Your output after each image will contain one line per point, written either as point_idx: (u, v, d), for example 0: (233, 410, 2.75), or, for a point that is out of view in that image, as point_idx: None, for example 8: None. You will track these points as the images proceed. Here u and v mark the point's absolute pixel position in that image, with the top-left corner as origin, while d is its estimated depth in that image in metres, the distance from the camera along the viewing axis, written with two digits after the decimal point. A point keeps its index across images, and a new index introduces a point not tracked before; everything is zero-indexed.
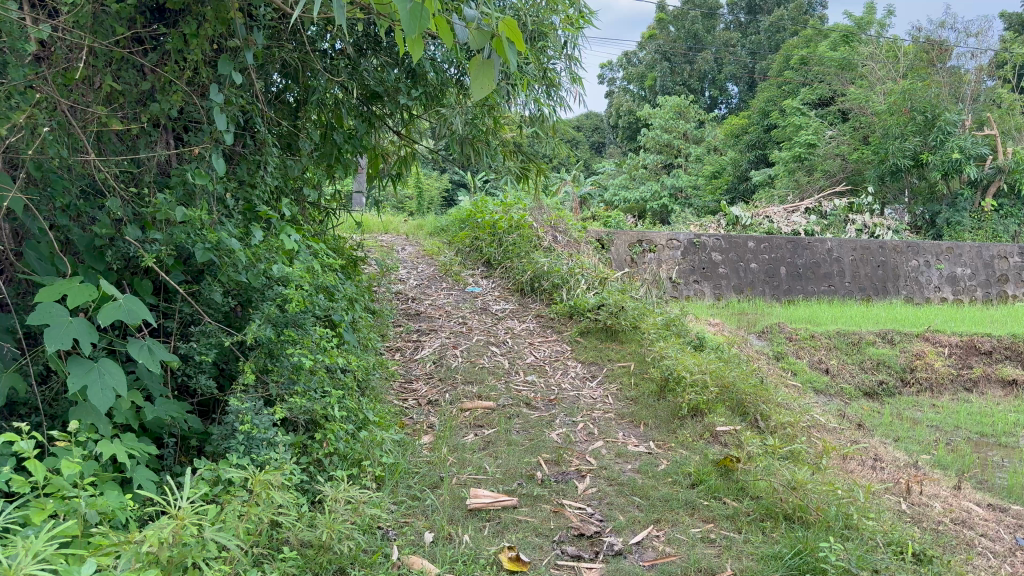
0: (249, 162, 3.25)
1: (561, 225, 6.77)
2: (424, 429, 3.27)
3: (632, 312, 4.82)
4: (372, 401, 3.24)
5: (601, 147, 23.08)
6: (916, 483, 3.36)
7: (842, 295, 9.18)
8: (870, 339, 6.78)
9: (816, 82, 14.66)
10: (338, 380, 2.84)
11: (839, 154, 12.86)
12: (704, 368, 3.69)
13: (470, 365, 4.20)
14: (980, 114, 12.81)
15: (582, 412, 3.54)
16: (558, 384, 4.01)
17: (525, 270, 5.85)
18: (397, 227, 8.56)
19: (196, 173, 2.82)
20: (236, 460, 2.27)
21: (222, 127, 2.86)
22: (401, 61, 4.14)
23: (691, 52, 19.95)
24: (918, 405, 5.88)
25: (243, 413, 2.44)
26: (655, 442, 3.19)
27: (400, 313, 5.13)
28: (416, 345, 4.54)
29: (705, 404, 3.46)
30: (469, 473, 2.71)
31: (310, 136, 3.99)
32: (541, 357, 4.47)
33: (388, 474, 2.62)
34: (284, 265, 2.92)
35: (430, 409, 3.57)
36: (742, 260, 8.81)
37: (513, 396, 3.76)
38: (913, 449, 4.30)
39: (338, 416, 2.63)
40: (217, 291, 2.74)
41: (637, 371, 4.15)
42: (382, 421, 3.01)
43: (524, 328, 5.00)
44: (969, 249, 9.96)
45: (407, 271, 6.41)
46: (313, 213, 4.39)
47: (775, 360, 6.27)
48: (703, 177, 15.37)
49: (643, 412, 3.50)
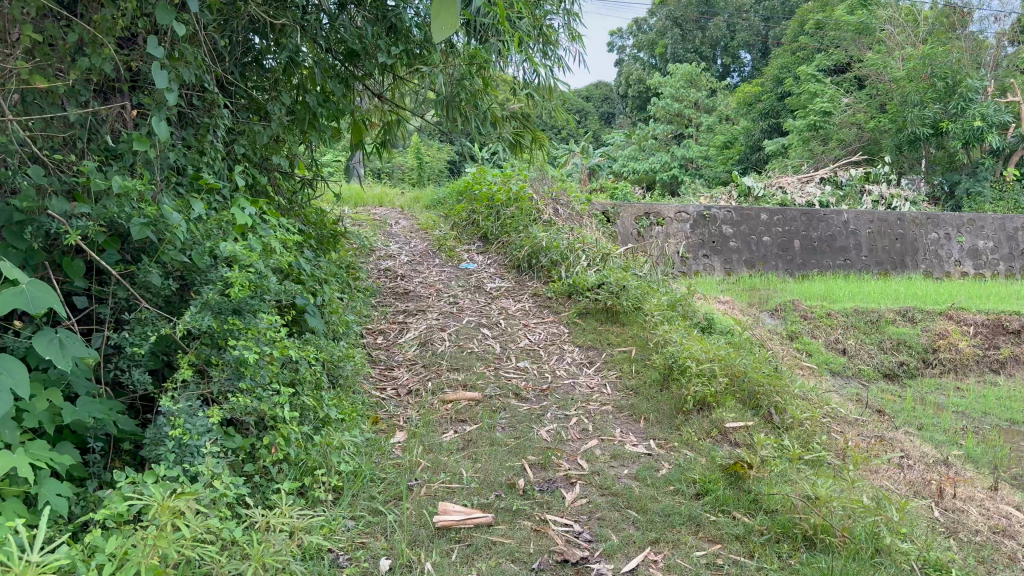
0: (203, 127, 2.87)
1: (563, 197, 6.38)
2: (399, 425, 2.94)
3: (635, 292, 4.45)
4: (341, 395, 2.90)
5: (610, 117, 22.53)
6: (950, 485, 3.01)
7: (858, 270, 8.78)
8: (889, 317, 6.39)
9: (833, 47, 14.08)
10: (296, 375, 2.49)
11: (855, 123, 12.37)
12: (712, 355, 3.33)
13: (457, 350, 3.86)
14: (1003, 81, 12.26)
15: (577, 405, 3.20)
16: (553, 372, 3.67)
17: (522, 245, 5.48)
18: (393, 199, 8.19)
19: (134, 139, 2.46)
20: (161, 473, 1.94)
21: (163, 85, 2.48)
22: (382, 15, 3.74)
23: (703, 18, 19.29)
24: (941, 388, 5.54)
25: (174, 415, 2.11)
26: (656, 441, 2.85)
27: (386, 292, 4.79)
28: (400, 327, 4.20)
29: (713, 397, 3.11)
30: (442, 482, 2.38)
31: (282, 99, 3.64)
32: (536, 341, 4.12)
33: (347, 484, 2.29)
34: (236, 241, 2.56)
35: (410, 401, 3.24)
36: (754, 233, 8.41)
37: (501, 386, 3.43)
38: (941, 441, 3.95)
39: (290, 417, 2.29)
40: (155, 273, 2.38)
41: (639, 357, 3.80)
42: (350, 420, 2.68)
43: (519, 308, 4.66)
44: (992, 221, 9.51)
45: (398, 245, 6.07)
46: (288, 185, 4.02)
47: (788, 339, 5.94)
48: (715, 147, 14.89)
49: (644, 406, 3.15)
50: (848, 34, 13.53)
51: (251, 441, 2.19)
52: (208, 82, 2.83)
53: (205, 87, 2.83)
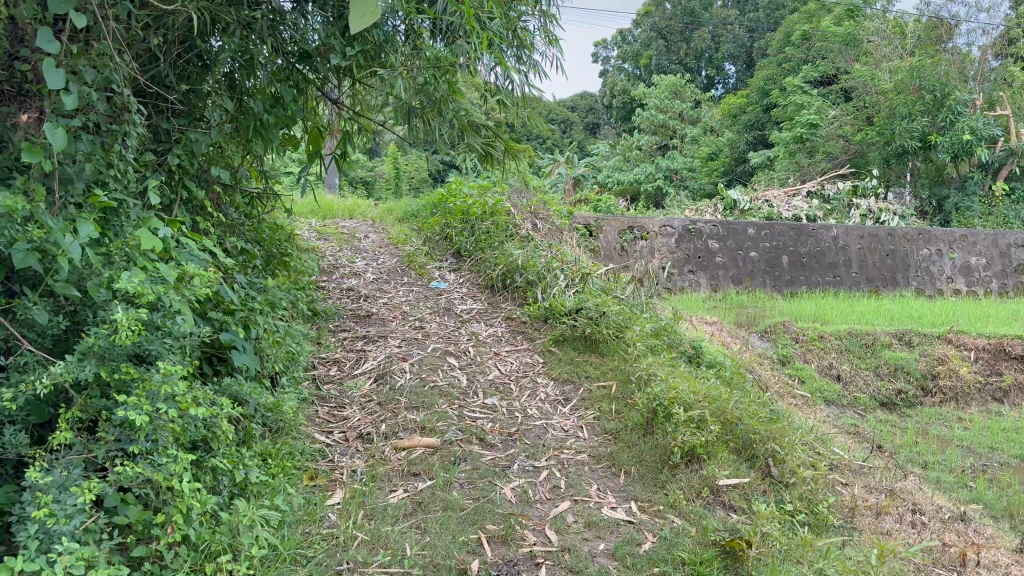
0: (112, 135, 2.44)
1: (543, 211, 6.00)
2: (340, 481, 2.54)
3: (616, 318, 4.06)
4: (271, 447, 2.49)
5: (595, 128, 22.27)
6: (973, 552, 2.64)
7: (848, 287, 8.46)
8: (886, 341, 6.04)
9: (818, 59, 13.70)
10: (209, 431, 2.09)
11: (842, 135, 12.11)
12: (702, 396, 2.95)
13: (418, 384, 3.46)
14: (992, 94, 12.01)
15: (549, 454, 2.82)
16: (523, 412, 3.28)
17: (496, 264, 5.09)
18: (365, 210, 7.80)
19: (24, 149, 2.04)
20: (16, 567, 1.55)
21: (57, 86, 2.04)
22: (340, 14, 3.37)
23: (688, 29, 19.10)
24: (942, 419, 5.22)
25: (41, 491, 1.72)
26: (638, 502, 2.49)
27: (347, 315, 4.38)
28: (358, 356, 3.78)
29: (703, 447, 2.73)
30: (378, 565, 2.02)
31: (222, 106, 3.21)
32: (507, 373, 3.73)
33: (262, 570, 1.91)
34: (141, 271, 2.16)
35: (358, 448, 2.83)
36: (741, 249, 8.08)
37: (465, 428, 3.03)
38: (950, 487, 3.60)
39: (194, 488, 1.90)
40: (38, 310, 1.98)
41: (620, 394, 3.42)
42: (276, 482, 2.28)
43: (491, 334, 4.26)
44: (984, 237, 9.22)
45: (365, 261, 5.67)
46: (233, 200, 3.62)
47: (779, 364, 5.62)
48: (699, 159, 14.63)
49: (624, 457, 2.77)
50: (836, 46, 13.28)
51: (144, 517, 1.81)
52: (119, 83, 2.40)
53: (116, 88, 2.40)
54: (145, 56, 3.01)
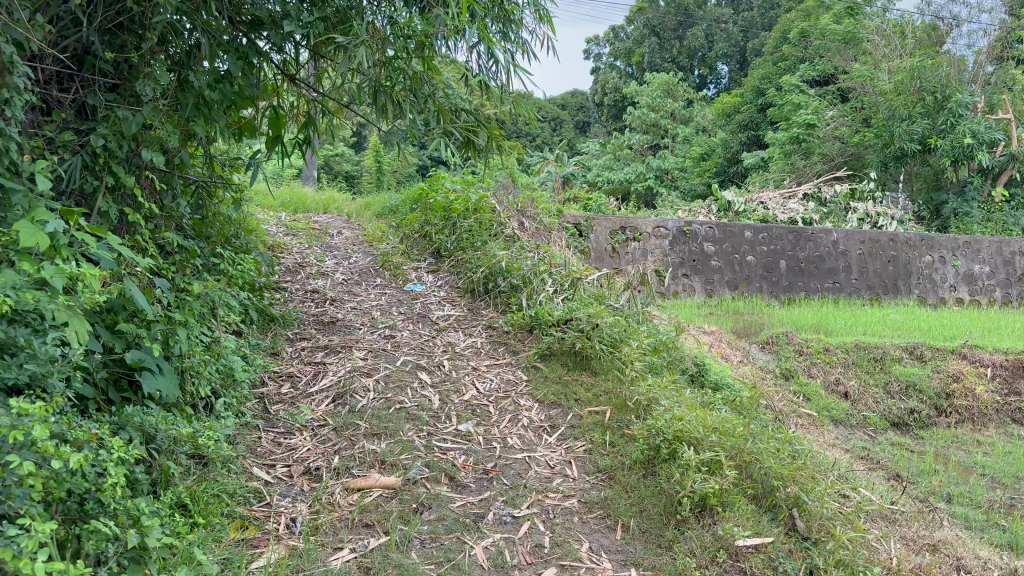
0: None
1: (530, 209, 5.52)
2: (276, 533, 2.10)
3: (610, 331, 3.59)
4: (190, 493, 2.05)
5: (586, 126, 21.90)
6: None
7: (849, 294, 8.03)
8: (896, 355, 5.62)
9: (816, 57, 13.29)
10: (91, 483, 1.65)
11: (839, 137, 11.72)
12: (713, 433, 2.53)
13: (382, 406, 2.98)
14: (992, 97, 11.45)
15: (531, 499, 2.39)
16: (503, 442, 2.81)
17: (478, 266, 4.61)
18: (341, 204, 7.32)
19: None
20: None
21: None
22: None
23: (681, 28, 18.76)
24: (959, 443, 4.80)
25: None
26: (639, 570, 2.11)
27: (310, 322, 3.90)
28: (316, 371, 3.28)
29: (718, 496, 2.32)
30: None
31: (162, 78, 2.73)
32: (485, 394, 3.26)
33: None
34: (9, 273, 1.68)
35: (303, 488, 2.36)
36: (738, 252, 7.66)
37: (432, 462, 2.57)
38: (985, 531, 3.16)
39: (57, 568, 1.42)
40: None
41: (616, 422, 2.97)
42: (185, 545, 1.84)
43: (469, 345, 3.79)
44: (988, 244, 8.86)
45: (335, 260, 5.18)
46: (173, 189, 3.10)
47: (782, 380, 5.19)
48: (691, 159, 14.17)
49: (622, 506, 2.38)
50: (835, 44, 12.91)
51: None
52: None
53: None
54: (64, 17, 2.53)
